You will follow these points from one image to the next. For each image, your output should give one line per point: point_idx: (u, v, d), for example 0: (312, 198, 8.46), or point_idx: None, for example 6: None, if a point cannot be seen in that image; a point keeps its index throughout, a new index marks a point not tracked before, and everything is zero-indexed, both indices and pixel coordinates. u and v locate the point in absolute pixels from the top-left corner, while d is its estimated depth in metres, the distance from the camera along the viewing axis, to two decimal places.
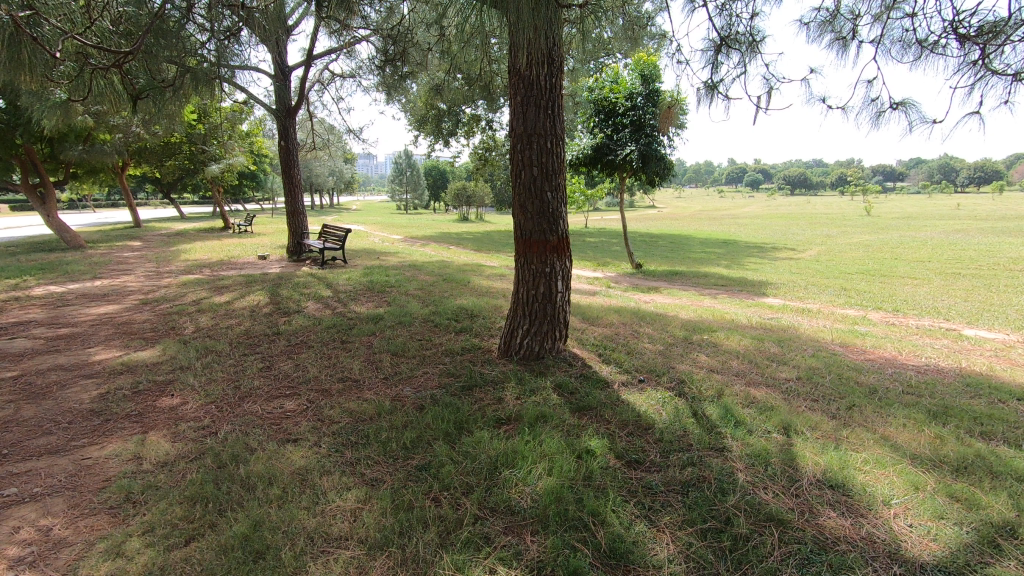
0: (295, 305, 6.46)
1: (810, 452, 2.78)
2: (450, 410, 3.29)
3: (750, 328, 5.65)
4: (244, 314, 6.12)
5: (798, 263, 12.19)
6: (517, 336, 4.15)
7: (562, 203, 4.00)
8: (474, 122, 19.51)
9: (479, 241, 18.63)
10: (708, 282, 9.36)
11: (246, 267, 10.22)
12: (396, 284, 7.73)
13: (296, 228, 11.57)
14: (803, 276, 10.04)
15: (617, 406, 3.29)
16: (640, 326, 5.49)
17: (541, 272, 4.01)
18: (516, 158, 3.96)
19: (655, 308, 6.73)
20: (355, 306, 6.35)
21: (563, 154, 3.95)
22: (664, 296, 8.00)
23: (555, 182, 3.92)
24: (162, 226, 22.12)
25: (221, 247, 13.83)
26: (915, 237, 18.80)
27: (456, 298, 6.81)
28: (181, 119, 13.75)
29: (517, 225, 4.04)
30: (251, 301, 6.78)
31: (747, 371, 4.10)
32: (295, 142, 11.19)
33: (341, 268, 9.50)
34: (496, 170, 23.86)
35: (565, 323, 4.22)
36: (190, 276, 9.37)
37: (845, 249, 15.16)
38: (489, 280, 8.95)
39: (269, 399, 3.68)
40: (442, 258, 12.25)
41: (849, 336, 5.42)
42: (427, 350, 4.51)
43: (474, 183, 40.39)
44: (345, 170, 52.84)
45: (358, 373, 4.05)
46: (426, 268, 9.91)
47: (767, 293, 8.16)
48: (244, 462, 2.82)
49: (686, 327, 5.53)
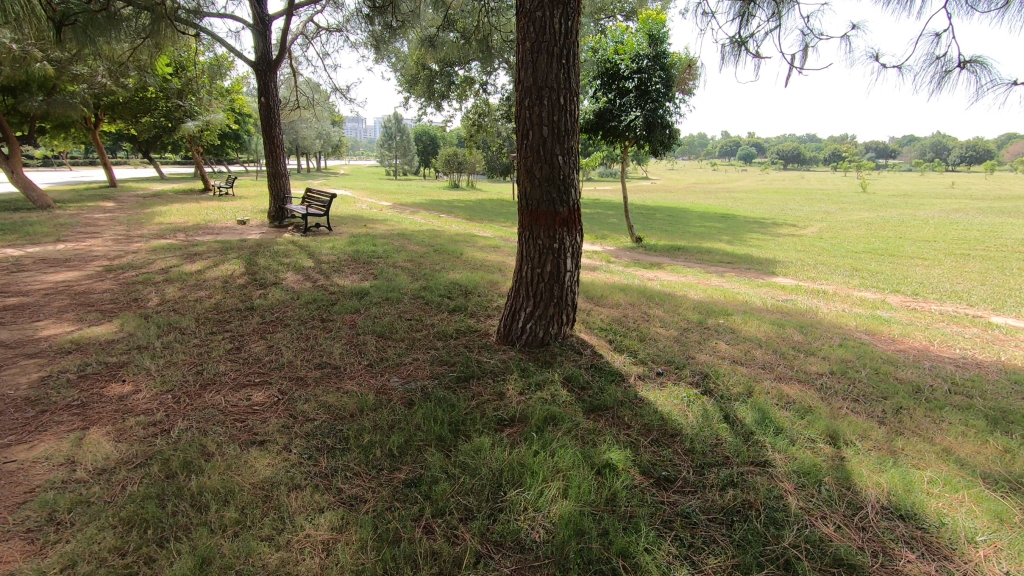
0: (272, 276, 5.94)
1: (868, 469, 2.37)
2: (443, 407, 2.84)
3: (766, 311, 5.24)
4: (215, 286, 5.58)
5: (801, 241, 11.79)
6: (518, 320, 3.68)
7: (574, 169, 3.49)
8: (467, 85, 18.63)
9: (471, 209, 18.02)
10: (712, 258, 8.91)
11: (223, 232, 9.57)
12: (384, 255, 7.21)
13: (277, 192, 10.88)
14: (809, 254, 9.66)
15: (637, 406, 2.86)
16: (650, 308, 5.05)
17: (549, 249, 3.52)
18: (522, 115, 3.43)
19: (661, 288, 6.29)
20: (339, 279, 5.82)
21: (577, 112, 3.43)
22: (668, 273, 7.56)
23: (567, 145, 3.40)
24: (139, 186, 21.18)
25: (198, 210, 13.11)
26: (915, 216, 18.47)
27: (448, 271, 6.30)
28: (153, 71, 12.83)
29: (521, 194, 3.54)
30: (224, 271, 6.21)
31: (773, 364, 3.69)
32: (276, 98, 10.42)
33: (325, 236, 8.91)
34: (489, 136, 23.06)
35: (572, 306, 3.76)
36: (162, 241, 8.73)
37: (847, 226, 14.80)
38: (483, 252, 8.43)
39: (236, 389, 3.20)
40: (433, 227, 11.69)
41: (874, 323, 5.02)
42: (417, 333, 4.04)
43: (466, 149, 39.35)
44: (333, 133, 51.30)
45: (339, 358, 3.58)
46: (416, 237, 9.38)
47: (776, 272, 7.75)
48: (197, 472, 2.36)
49: (698, 310, 5.10)
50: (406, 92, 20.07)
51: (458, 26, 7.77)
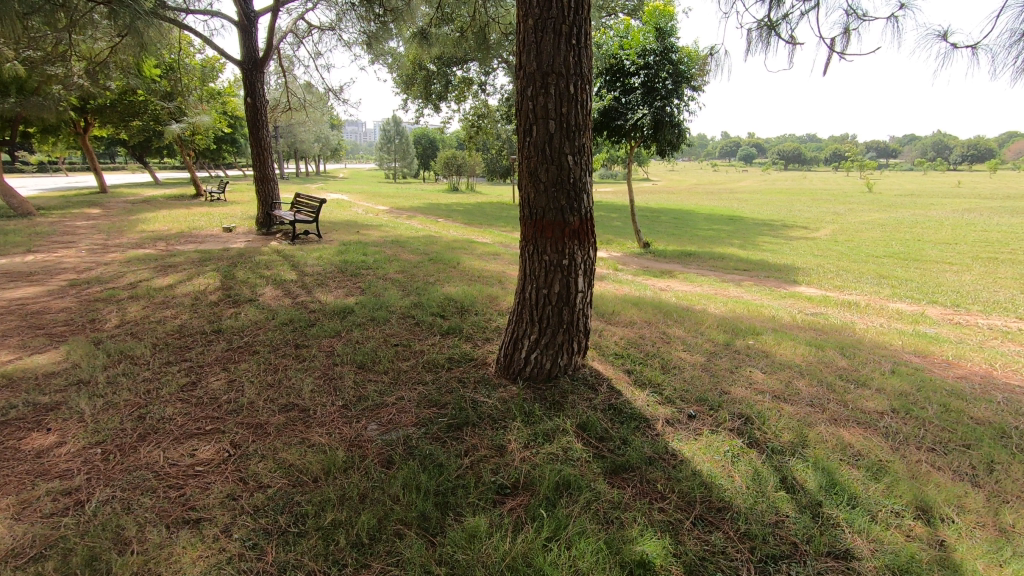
0: (249, 292, 5.39)
1: (981, 562, 1.81)
2: (429, 469, 2.28)
3: (798, 330, 4.68)
4: (183, 304, 5.02)
5: (817, 244, 11.22)
6: (521, 350, 3.13)
7: (586, 172, 2.94)
8: (466, 85, 18.06)
9: (470, 213, 17.47)
10: (727, 264, 8.37)
11: (207, 241, 9.03)
12: (374, 266, 6.67)
13: (265, 197, 10.32)
14: (828, 259, 9.13)
15: (670, 465, 2.31)
16: (668, 327, 4.49)
17: (557, 266, 2.97)
18: (522, 107, 2.89)
19: (677, 300, 5.74)
20: (322, 295, 5.26)
21: (589, 103, 2.88)
22: (682, 283, 6.98)
23: (578, 143, 2.85)
24: (129, 192, 20.63)
25: (185, 216, 12.57)
26: (929, 216, 17.93)
27: (443, 284, 5.74)
28: (136, 71, 12.29)
29: (524, 200, 2.98)
30: (197, 285, 5.66)
31: (822, 399, 3.14)
32: (263, 98, 9.87)
33: (313, 245, 8.36)
34: (489, 139, 22.51)
35: (584, 332, 3.21)
36: (140, 251, 8.18)
37: (861, 228, 14.26)
38: (482, 260, 7.87)
39: (180, 441, 2.64)
40: (429, 232, 11.16)
41: (922, 343, 4.45)
42: (403, 362, 3.48)
43: (465, 152, 38.81)
44: (331, 137, 50.75)
45: (309, 398, 3.01)
46: (411, 244, 8.86)
47: (798, 280, 7.20)
48: (103, 573, 1.79)
49: (723, 328, 4.53)
50: (402, 94, 19.55)
51: (454, 20, 7.24)
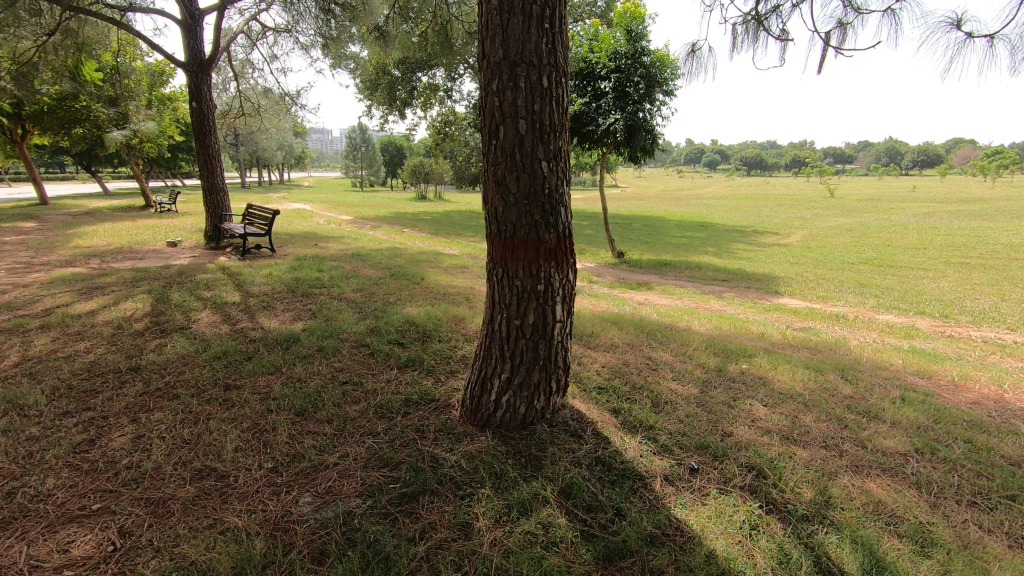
0: (181, 318, 4.75)
1: None
2: (372, 567, 1.77)
3: (792, 350, 4.31)
4: (102, 334, 4.36)
5: (790, 251, 11.07)
6: (490, 391, 2.65)
7: (564, 180, 2.49)
8: (431, 91, 17.53)
9: (438, 222, 16.91)
10: (705, 274, 8.07)
11: (147, 257, 8.27)
12: (330, 283, 6.09)
13: (214, 209, 9.58)
14: (805, 267, 8.93)
15: (676, 547, 1.85)
16: (653, 350, 4.05)
17: (531, 291, 2.50)
18: (486, 102, 2.42)
19: (658, 317, 5.35)
20: (265, 321, 4.66)
21: (565, 99, 2.43)
22: (661, 296, 6.61)
23: (553, 146, 2.40)
24: (73, 203, 19.33)
25: (128, 230, 11.68)
26: (892, 221, 18.21)
27: (405, 305, 5.21)
28: (71, 73, 11.35)
29: (491, 215, 2.51)
30: (122, 311, 4.98)
31: (836, 438, 2.74)
32: (211, 104, 9.17)
33: (265, 259, 7.71)
34: (456, 146, 21.99)
35: (564, 367, 2.74)
36: (68, 270, 7.39)
37: (831, 234, 14.29)
38: (449, 274, 7.36)
39: (53, 530, 2.05)
40: (394, 244, 10.58)
41: (923, 362, 4.14)
42: (351, 406, 2.95)
43: (433, 159, 38.12)
44: (295, 145, 49.38)
45: (231, 461, 2.45)
46: (372, 257, 8.28)
47: (780, 290, 6.91)
48: None
49: (712, 350, 4.13)
50: (366, 100, 18.90)
51: (415, 17, 6.74)
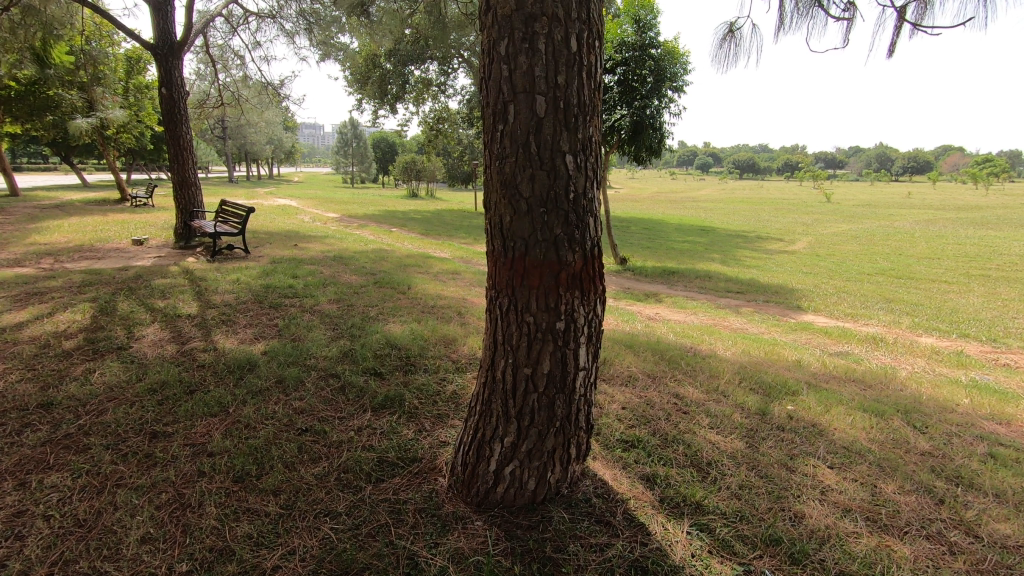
0: (123, 334, 4.04)
1: None
2: None
3: (838, 385, 3.68)
4: (20, 355, 3.63)
5: (799, 259, 10.52)
6: (488, 458, 2.00)
7: (593, 180, 1.84)
8: (424, 86, 16.78)
9: (430, 222, 16.19)
10: (716, 285, 7.47)
11: (107, 257, 7.51)
12: (304, 291, 5.40)
13: (185, 205, 8.82)
14: (821, 278, 8.36)
15: None
16: (678, 385, 3.41)
17: (547, 330, 1.85)
18: (488, 71, 1.77)
19: (676, 338, 4.72)
20: (221, 340, 3.95)
21: (598, 68, 1.78)
22: (673, 310, 5.99)
23: (581, 133, 1.75)
24: (45, 195, 18.34)
25: (95, 225, 10.86)
26: (895, 228, 17.73)
27: (386, 320, 4.52)
28: (33, 55, 10.49)
29: (495, 226, 1.86)
30: (55, 324, 4.26)
31: (938, 523, 2.11)
32: (183, 91, 8.39)
33: (236, 262, 6.99)
34: (450, 143, 21.22)
35: (586, 428, 2.09)
36: (14, 270, 6.61)
37: (837, 241, 13.78)
38: (439, 282, 6.67)
39: None
40: (381, 245, 9.88)
41: (993, 401, 3.53)
42: (307, 468, 2.27)
43: (426, 157, 37.22)
44: (285, 139, 48.23)
45: (130, 565, 1.76)
46: (356, 260, 7.60)
47: (802, 304, 6.32)
48: None
49: (748, 385, 3.49)
50: (356, 94, 18.13)
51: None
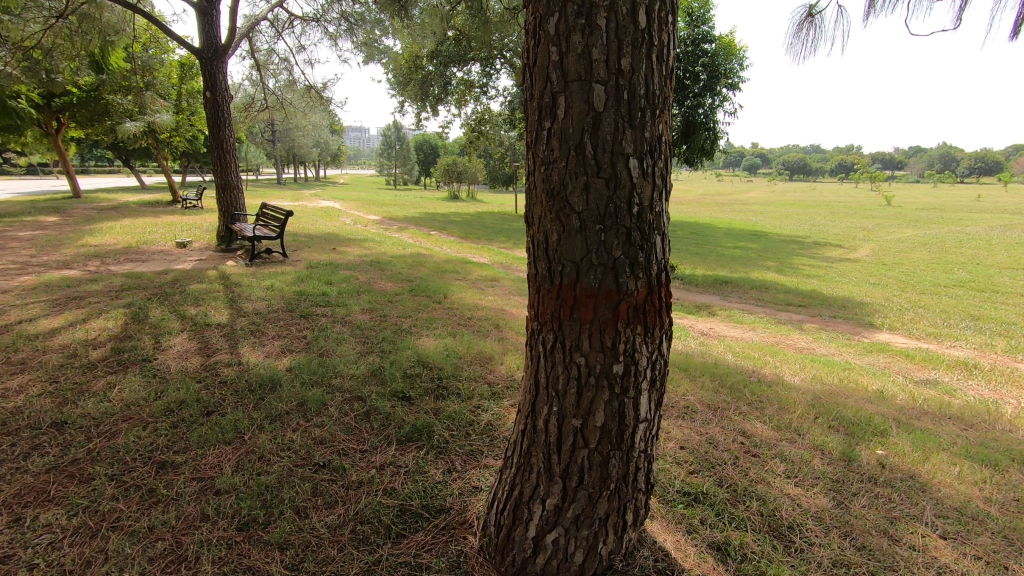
0: (149, 344, 3.90)
1: None
2: None
3: (933, 423, 3.16)
4: (45, 365, 3.52)
5: (864, 269, 9.73)
6: (527, 523, 1.66)
7: (662, 189, 1.47)
8: (466, 87, 16.62)
9: (469, 225, 15.99)
10: (774, 296, 6.92)
11: (151, 260, 7.56)
12: (337, 300, 5.19)
13: (227, 208, 8.84)
14: (891, 290, 7.65)
15: None
16: (746, 420, 2.98)
17: (601, 372, 1.50)
18: (533, 55, 1.43)
19: (736, 358, 4.27)
20: (247, 353, 3.76)
21: (671, 47, 1.42)
22: (729, 325, 5.51)
23: (649, 130, 1.39)
24: (103, 197, 19.08)
25: (144, 226, 11.08)
26: (968, 233, 16.43)
27: (419, 334, 4.23)
28: (90, 62, 10.79)
29: (540, 245, 1.52)
30: (86, 331, 4.17)
31: None
32: (227, 94, 8.41)
33: (273, 267, 6.91)
34: (491, 144, 20.99)
35: (645, 489, 1.72)
36: (61, 272, 6.69)
37: (904, 248, 12.80)
38: (477, 290, 6.39)
39: None
40: (419, 249, 9.70)
41: None
42: (320, 517, 1.99)
43: (466, 158, 37.16)
44: (331, 141, 49.24)
45: None
46: (393, 265, 7.41)
47: (875, 321, 5.72)
48: None
49: (826, 421, 3.03)
50: (399, 96, 18.14)
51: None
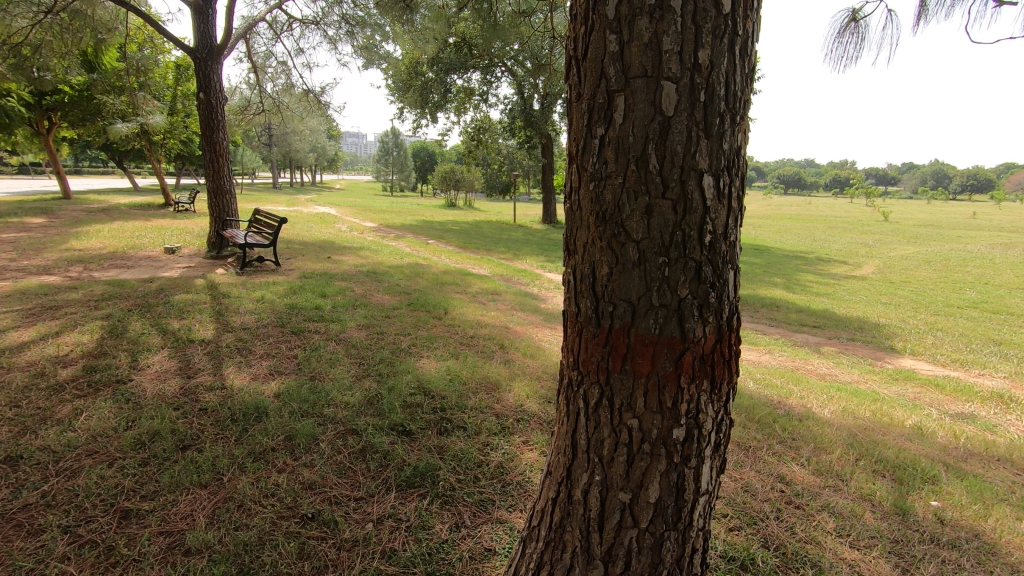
0: (124, 363, 3.57)
1: None
2: None
3: (983, 467, 2.89)
4: (7, 386, 3.19)
5: (873, 287, 9.49)
6: None
7: (736, 212, 1.19)
8: (466, 95, 16.42)
9: (467, 233, 15.73)
10: (786, 316, 6.67)
11: (137, 266, 7.23)
12: (331, 315, 4.88)
13: (219, 213, 8.53)
14: (905, 310, 7.42)
15: None
16: (783, 463, 2.69)
17: (658, 437, 1.22)
18: (582, 44, 1.17)
19: (759, 386, 3.98)
20: (232, 375, 3.45)
21: (753, 38, 1.15)
22: (744, 347, 5.23)
23: (727, 139, 1.12)
24: (92, 198, 18.67)
25: (133, 231, 10.72)
26: (970, 251, 16.29)
27: (419, 355, 3.94)
28: (80, 60, 10.46)
29: (585, 279, 1.24)
30: (57, 347, 3.84)
31: None
32: (221, 96, 8.11)
33: (265, 276, 6.60)
34: (490, 153, 20.75)
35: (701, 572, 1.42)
36: (40, 278, 6.35)
37: (909, 266, 12.61)
38: (478, 304, 6.09)
39: None
40: (417, 259, 9.40)
41: None
42: None
43: (464, 166, 36.92)
44: (328, 146, 49.00)
45: None
46: (390, 277, 7.09)
47: (895, 345, 5.46)
48: None
49: (870, 464, 2.75)
50: (398, 103, 17.90)
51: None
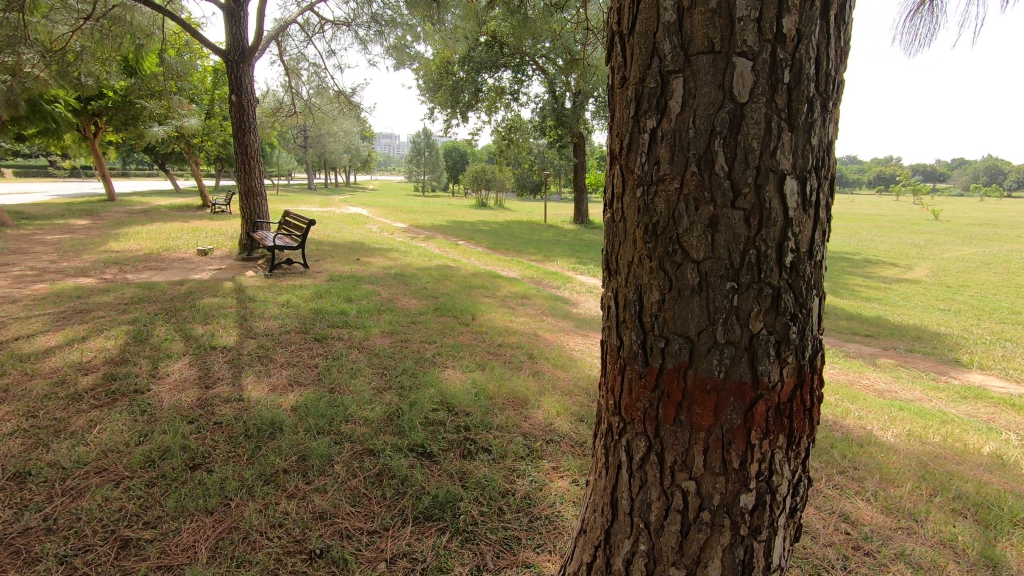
0: (143, 371, 3.48)
1: None
2: None
3: None
4: (25, 395, 3.12)
5: (928, 292, 8.89)
6: None
7: (823, 224, 0.94)
8: (497, 94, 16.23)
9: (498, 234, 15.54)
10: (835, 323, 6.24)
11: (170, 268, 7.28)
12: (355, 320, 4.74)
13: (250, 215, 8.55)
14: (967, 318, 6.87)
15: None
16: (846, 499, 2.39)
17: (719, 502, 0.98)
18: (630, 16, 0.93)
19: None
20: (250, 385, 3.32)
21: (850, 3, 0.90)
22: None
23: (816, 131, 0.87)
24: (135, 200, 19.22)
25: (170, 232, 10.91)
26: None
27: (444, 365, 3.75)
28: (120, 65, 10.68)
29: (629, 306, 1.01)
30: (80, 352, 3.79)
31: None
32: (252, 98, 8.11)
33: (292, 279, 6.54)
34: (521, 152, 20.52)
35: None
36: (76, 281, 6.44)
37: (965, 268, 11.85)
38: (506, 309, 5.88)
39: None
40: (445, 261, 9.26)
41: None
42: None
43: (495, 165, 36.82)
44: (362, 147, 49.59)
45: None
46: (418, 280, 6.95)
47: (960, 358, 5.00)
48: None
49: (947, 502, 2.42)
50: (429, 103, 17.86)
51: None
